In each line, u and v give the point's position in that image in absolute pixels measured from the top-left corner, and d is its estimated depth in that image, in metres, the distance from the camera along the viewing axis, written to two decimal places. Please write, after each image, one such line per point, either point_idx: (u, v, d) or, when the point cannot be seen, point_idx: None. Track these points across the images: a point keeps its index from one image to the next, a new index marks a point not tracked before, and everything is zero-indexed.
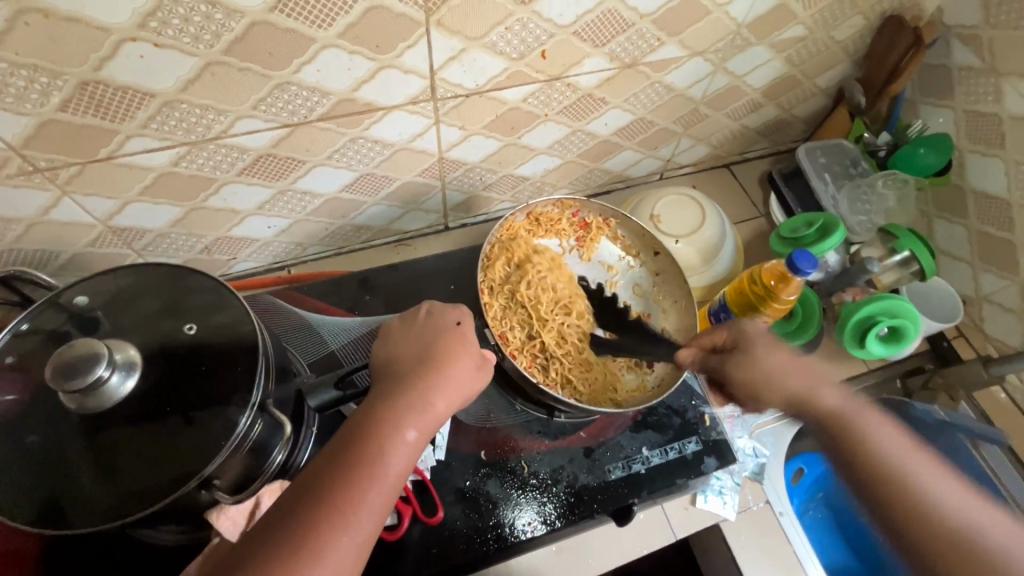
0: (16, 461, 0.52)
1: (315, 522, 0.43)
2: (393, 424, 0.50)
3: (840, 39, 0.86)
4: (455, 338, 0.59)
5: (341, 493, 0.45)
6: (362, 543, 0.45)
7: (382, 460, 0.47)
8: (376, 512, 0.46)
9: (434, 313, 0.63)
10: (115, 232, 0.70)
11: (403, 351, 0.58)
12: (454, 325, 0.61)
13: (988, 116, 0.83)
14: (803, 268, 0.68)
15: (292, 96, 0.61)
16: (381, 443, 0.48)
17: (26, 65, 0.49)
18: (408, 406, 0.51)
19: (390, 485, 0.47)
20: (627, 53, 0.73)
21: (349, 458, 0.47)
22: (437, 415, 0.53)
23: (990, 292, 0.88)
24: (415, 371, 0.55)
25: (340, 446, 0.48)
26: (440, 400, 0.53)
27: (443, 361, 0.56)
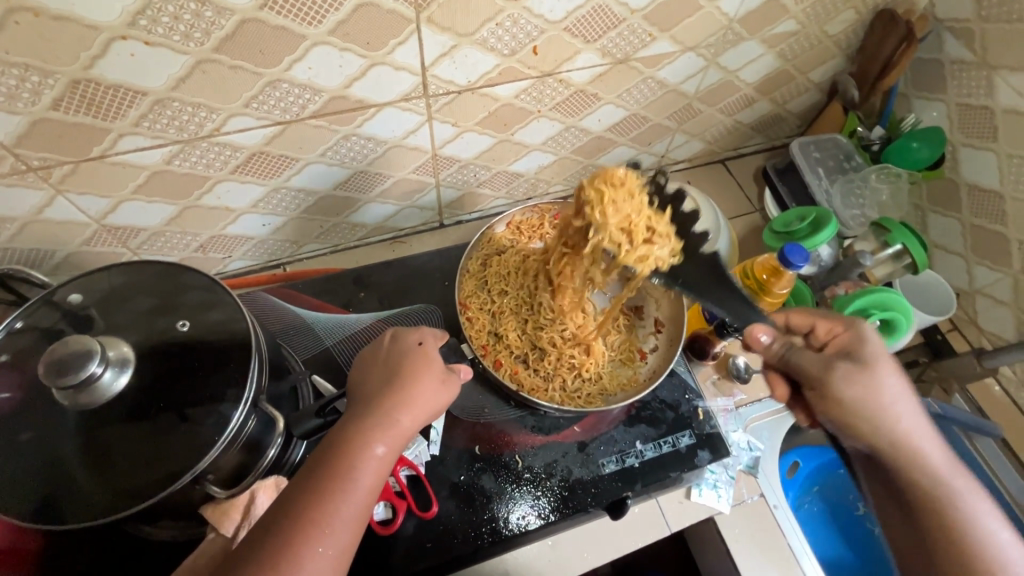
0: (11, 458, 0.52)
1: (289, 538, 0.45)
2: (360, 440, 0.50)
3: (832, 33, 0.86)
4: (417, 355, 0.59)
5: (314, 508, 0.46)
6: (338, 556, 0.46)
7: (351, 476, 0.48)
8: (351, 524, 0.47)
9: (398, 333, 0.62)
10: (109, 231, 0.71)
11: (371, 371, 0.58)
12: (416, 345, 0.60)
13: (980, 110, 0.84)
14: (795, 261, 0.68)
15: (283, 94, 0.61)
16: (350, 460, 0.49)
17: (16, 64, 0.49)
18: (375, 423, 0.52)
19: (360, 500, 0.48)
20: (619, 48, 0.74)
21: (321, 474, 0.48)
22: (404, 430, 0.53)
23: (984, 285, 0.89)
24: (381, 388, 0.55)
25: (315, 463, 0.49)
26: (406, 415, 0.53)
27: (406, 377, 0.56)
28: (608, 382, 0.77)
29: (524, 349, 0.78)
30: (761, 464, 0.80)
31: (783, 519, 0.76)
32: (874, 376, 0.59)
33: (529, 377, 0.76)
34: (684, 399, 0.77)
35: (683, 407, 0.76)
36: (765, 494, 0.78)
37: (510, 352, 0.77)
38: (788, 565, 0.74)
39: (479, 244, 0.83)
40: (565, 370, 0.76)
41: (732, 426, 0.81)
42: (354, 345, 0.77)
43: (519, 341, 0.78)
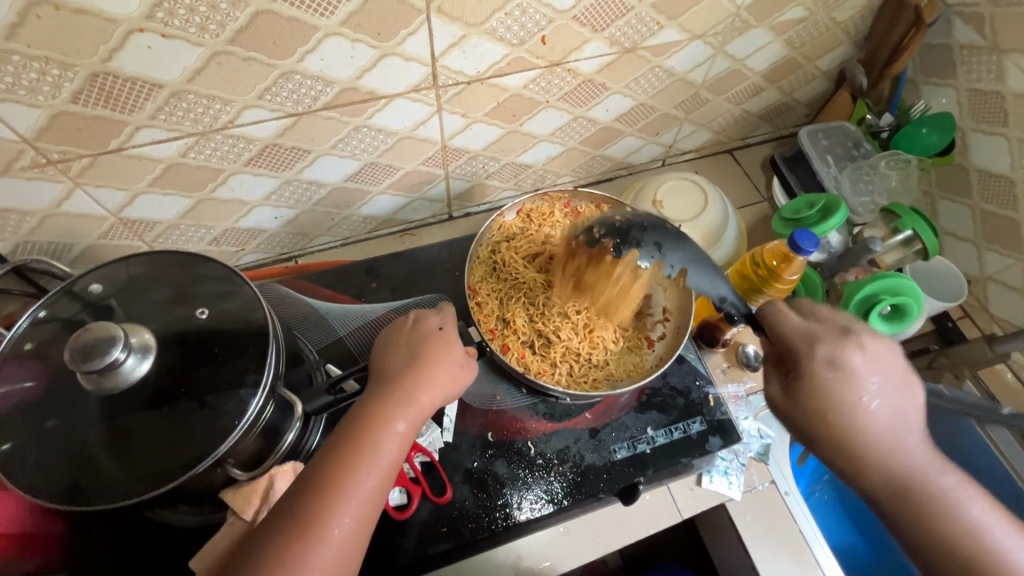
0: (38, 444, 0.54)
1: (313, 508, 0.46)
2: (381, 417, 0.51)
3: (841, 20, 0.86)
4: (436, 338, 0.59)
5: (337, 480, 0.47)
6: (359, 526, 0.47)
7: (372, 451, 0.49)
8: (372, 497, 0.48)
9: (419, 315, 0.63)
10: (126, 224, 0.72)
11: (391, 352, 0.59)
12: (437, 329, 0.61)
13: (990, 95, 0.83)
14: (804, 247, 0.68)
15: (296, 85, 0.62)
16: (371, 435, 0.50)
17: (38, 57, 0.50)
18: (395, 400, 0.53)
19: (381, 473, 0.49)
20: (627, 37, 0.74)
21: (344, 448, 0.49)
22: (423, 408, 0.53)
23: (995, 271, 0.89)
24: (401, 367, 0.56)
25: (336, 438, 0.50)
26: (425, 394, 0.54)
27: (425, 358, 0.57)
28: (614, 369, 0.77)
29: (533, 335, 0.78)
30: (772, 452, 0.80)
31: (794, 506, 0.77)
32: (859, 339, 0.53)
33: (537, 364, 0.75)
34: (694, 385, 0.78)
35: (693, 394, 0.77)
36: (776, 480, 0.78)
37: (517, 338, 0.77)
38: (799, 550, 0.74)
39: (488, 233, 0.82)
40: (573, 355, 0.76)
41: (742, 414, 0.82)
42: (367, 335, 0.78)
43: (527, 327, 0.78)
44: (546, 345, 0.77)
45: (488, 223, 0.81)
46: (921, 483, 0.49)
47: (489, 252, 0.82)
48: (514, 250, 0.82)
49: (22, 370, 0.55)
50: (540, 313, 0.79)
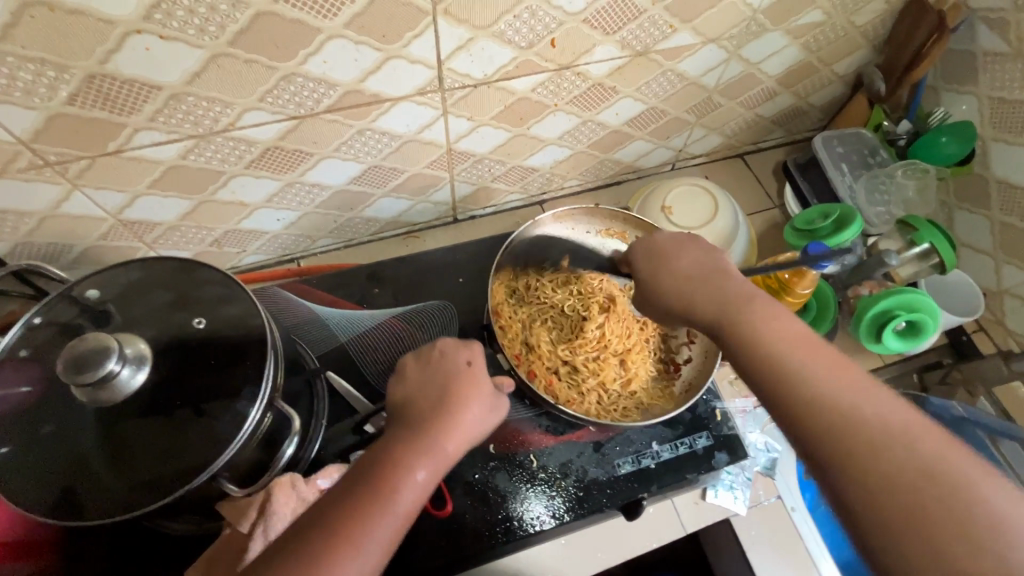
0: (33, 452, 0.53)
1: (326, 554, 0.44)
2: (405, 462, 0.50)
3: (860, 23, 0.83)
4: (465, 381, 0.59)
5: (353, 525, 0.45)
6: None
7: (394, 498, 0.48)
8: (385, 546, 0.46)
9: (447, 348, 0.62)
10: (125, 225, 0.71)
11: (420, 390, 0.58)
12: (465, 365, 0.60)
13: (1014, 103, 0.81)
14: (819, 261, 0.67)
15: (298, 88, 0.61)
16: (393, 481, 0.49)
17: (33, 59, 0.49)
18: (421, 447, 0.52)
19: (399, 523, 0.47)
20: (638, 40, 0.72)
21: (364, 493, 0.47)
22: (447, 457, 0.53)
23: (1013, 286, 0.86)
24: (428, 410, 0.55)
25: (356, 479, 0.49)
26: (451, 442, 0.53)
27: (454, 402, 0.56)
28: (646, 396, 0.76)
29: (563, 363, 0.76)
30: (779, 466, 0.79)
31: (800, 522, 0.75)
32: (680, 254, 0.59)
33: (563, 393, 0.74)
34: (702, 399, 0.76)
35: (701, 408, 0.75)
36: (782, 496, 0.77)
37: (546, 366, 0.76)
38: (804, 569, 0.73)
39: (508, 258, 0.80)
40: (604, 383, 0.75)
41: (749, 427, 0.80)
42: (369, 341, 0.77)
43: (558, 354, 0.77)
44: (577, 372, 0.76)
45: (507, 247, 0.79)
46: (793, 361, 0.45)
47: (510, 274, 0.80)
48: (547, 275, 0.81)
49: (18, 375, 0.55)
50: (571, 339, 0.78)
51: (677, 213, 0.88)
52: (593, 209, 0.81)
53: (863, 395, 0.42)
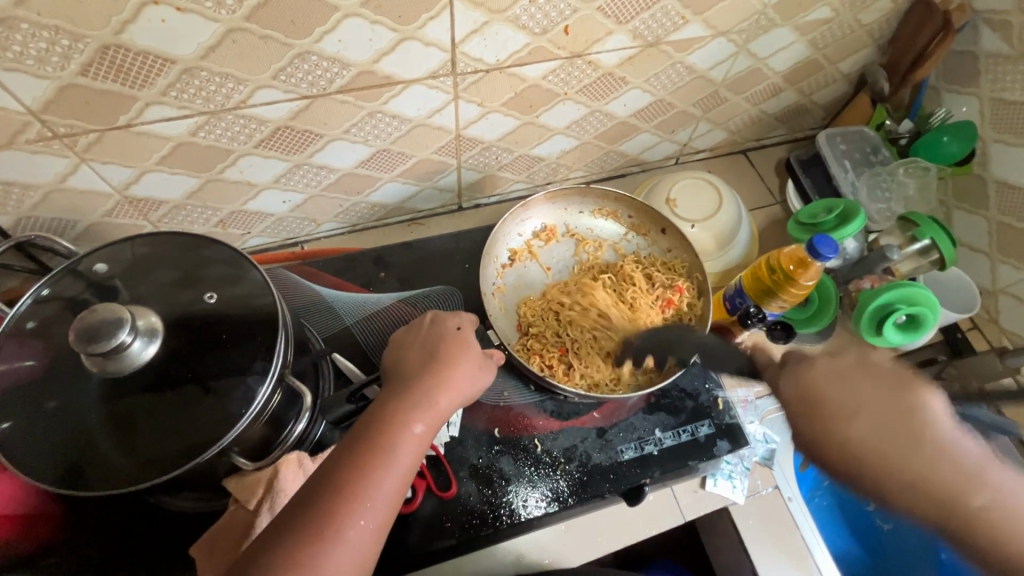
0: (38, 424, 0.52)
1: (332, 509, 0.44)
2: (398, 419, 0.50)
3: (867, 22, 0.84)
4: (455, 341, 0.59)
5: (355, 480, 0.46)
6: (376, 528, 0.46)
7: (391, 452, 0.48)
8: (389, 498, 0.47)
9: (438, 317, 0.63)
10: (131, 202, 0.70)
11: (408, 354, 0.58)
12: (455, 330, 0.61)
13: (1014, 105, 0.82)
14: (824, 252, 0.67)
15: (312, 67, 0.61)
16: (390, 437, 0.49)
17: (47, 27, 0.48)
18: (415, 402, 0.52)
19: (401, 475, 0.48)
20: (650, 31, 0.72)
21: (361, 450, 0.48)
22: (441, 412, 0.53)
23: (1008, 284, 0.88)
24: (421, 371, 0.55)
25: (353, 438, 0.49)
26: (444, 398, 0.53)
27: (445, 362, 0.56)
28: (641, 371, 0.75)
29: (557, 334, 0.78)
30: (777, 457, 0.80)
31: (796, 512, 0.77)
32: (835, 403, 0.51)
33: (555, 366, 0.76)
34: (704, 388, 0.77)
35: (703, 397, 0.76)
36: (780, 486, 0.78)
37: (538, 338, 0.78)
38: (800, 557, 0.74)
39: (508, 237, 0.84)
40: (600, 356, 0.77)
41: (749, 418, 0.81)
42: (374, 325, 0.77)
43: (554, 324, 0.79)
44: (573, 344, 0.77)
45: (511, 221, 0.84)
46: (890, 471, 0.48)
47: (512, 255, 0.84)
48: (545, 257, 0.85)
49: (24, 348, 0.54)
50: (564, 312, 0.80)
51: (681, 204, 0.89)
52: (585, 189, 0.86)
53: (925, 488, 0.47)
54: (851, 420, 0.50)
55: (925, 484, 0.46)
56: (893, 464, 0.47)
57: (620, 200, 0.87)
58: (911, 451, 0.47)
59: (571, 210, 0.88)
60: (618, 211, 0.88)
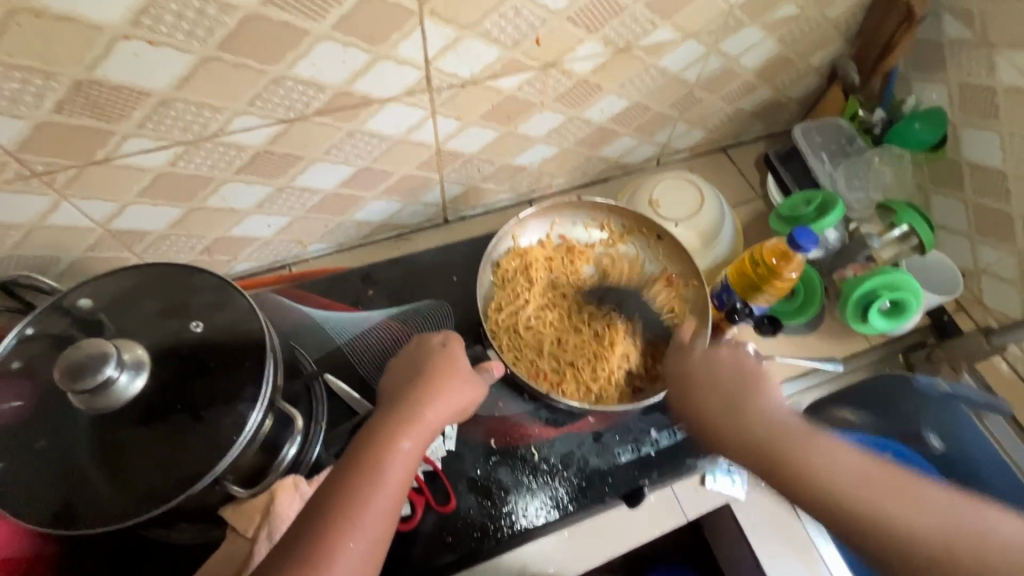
0: (28, 466, 0.52)
1: (322, 534, 0.45)
2: (385, 440, 0.50)
3: (832, 17, 0.86)
4: (443, 354, 0.58)
5: (347, 502, 0.46)
6: (369, 550, 0.46)
7: (378, 473, 0.48)
8: (381, 518, 0.47)
9: (421, 336, 0.62)
10: (114, 235, 0.70)
11: (398, 372, 0.58)
12: (442, 345, 0.60)
13: (981, 89, 0.84)
14: (805, 244, 0.68)
15: (287, 91, 0.61)
16: (379, 455, 0.49)
17: (19, 67, 0.49)
18: (400, 421, 0.52)
19: (388, 496, 0.48)
20: (621, 37, 0.73)
21: (351, 471, 0.48)
22: (430, 425, 0.53)
23: (989, 264, 0.89)
24: (408, 387, 0.55)
25: (345, 459, 0.49)
26: (431, 413, 0.53)
27: (432, 377, 0.56)
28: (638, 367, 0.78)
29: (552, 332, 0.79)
30: None
31: (797, 503, 0.77)
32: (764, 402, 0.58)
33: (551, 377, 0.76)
34: None
35: None
36: None
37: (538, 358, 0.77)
38: (804, 548, 0.74)
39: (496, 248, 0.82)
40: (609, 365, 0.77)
41: None
42: (366, 342, 0.77)
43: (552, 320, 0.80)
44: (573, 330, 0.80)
45: (506, 241, 0.83)
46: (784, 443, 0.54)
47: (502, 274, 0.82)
48: (547, 256, 0.84)
49: (10, 390, 0.54)
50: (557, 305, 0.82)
51: (664, 205, 0.90)
52: (579, 201, 0.85)
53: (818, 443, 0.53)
54: (755, 410, 0.57)
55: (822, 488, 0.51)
56: (795, 459, 0.52)
57: (611, 210, 0.86)
58: (801, 451, 0.53)
59: (564, 221, 0.87)
60: (611, 221, 0.87)
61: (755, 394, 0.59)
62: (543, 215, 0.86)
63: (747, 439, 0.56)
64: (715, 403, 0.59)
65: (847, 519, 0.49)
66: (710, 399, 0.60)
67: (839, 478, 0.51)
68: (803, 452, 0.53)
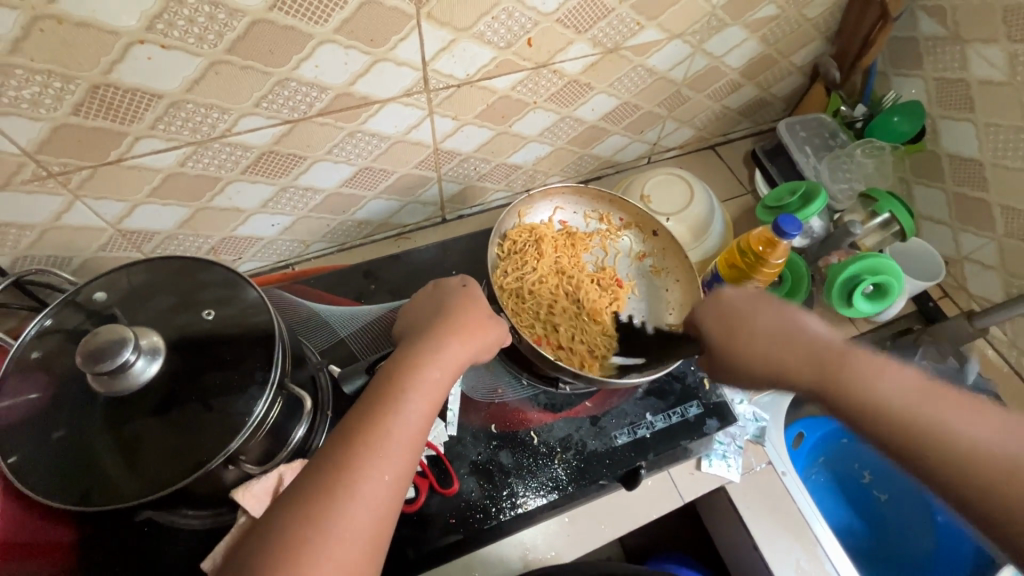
0: (48, 452, 0.54)
1: (353, 454, 0.46)
2: (416, 360, 0.54)
3: (811, 17, 0.90)
4: (462, 295, 0.64)
5: (377, 425, 0.48)
6: (396, 472, 0.47)
7: (411, 386, 0.51)
8: (407, 442, 0.49)
9: (440, 280, 0.68)
10: (124, 235, 0.73)
11: (421, 315, 0.63)
12: (461, 287, 0.66)
13: (956, 83, 0.87)
14: (787, 231, 0.71)
15: (291, 93, 0.64)
16: (407, 383, 0.52)
17: (40, 71, 0.52)
18: (429, 346, 0.56)
19: (416, 420, 0.50)
20: (609, 38, 0.77)
21: (384, 388, 0.51)
22: (456, 358, 0.56)
23: (970, 251, 0.93)
24: (433, 326, 0.59)
25: (373, 390, 0.52)
26: (456, 339, 0.57)
27: (455, 318, 0.60)
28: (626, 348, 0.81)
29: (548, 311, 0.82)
30: (768, 434, 0.82)
31: (791, 485, 0.79)
32: (859, 358, 0.52)
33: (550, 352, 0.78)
34: (691, 370, 0.79)
35: (689, 378, 0.79)
36: (773, 461, 0.80)
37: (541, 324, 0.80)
38: (798, 529, 0.76)
39: (504, 217, 0.83)
40: (603, 339, 0.80)
41: (738, 398, 0.84)
42: (369, 335, 0.79)
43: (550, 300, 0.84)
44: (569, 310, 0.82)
45: (512, 217, 0.84)
46: (901, 420, 0.47)
47: (510, 242, 0.83)
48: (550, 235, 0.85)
49: (28, 380, 0.56)
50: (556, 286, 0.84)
51: (655, 200, 0.93)
52: (581, 188, 0.86)
53: (943, 414, 0.46)
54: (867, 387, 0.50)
55: (959, 456, 0.44)
56: (919, 425, 0.46)
57: (613, 203, 0.87)
58: (916, 413, 0.47)
59: (565, 207, 0.88)
60: (611, 214, 0.88)
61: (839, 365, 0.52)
62: (549, 196, 0.87)
63: (833, 379, 0.51)
64: (797, 359, 0.55)
65: (999, 504, 0.42)
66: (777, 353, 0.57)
67: (974, 440, 0.44)
68: (930, 421, 0.46)
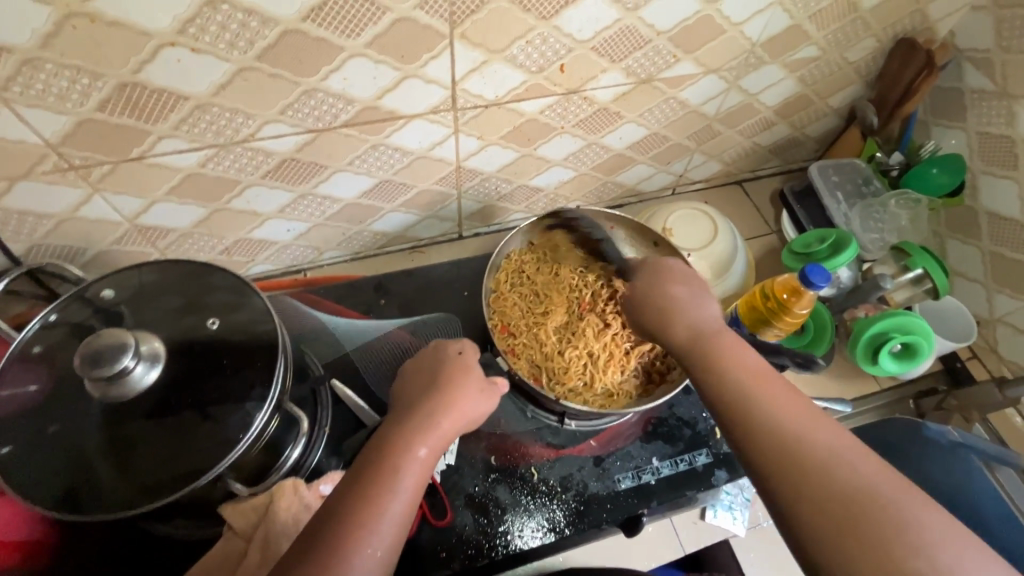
0: (35, 450, 0.53)
1: (339, 539, 0.44)
2: (403, 443, 0.51)
3: (852, 60, 0.87)
4: (457, 365, 0.60)
5: (363, 506, 0.46)
6: (383, 559, 0.45)
7: (393, 475, 0.48)
8: (395, 527, 0.47)
9: (439, 345, 0.64)
10: (140, 230, 0.72)
11: (411, 382, 0.60)
12: (455, 355, 0.61)
13: (999, 138, 0.84)
14: (816, 282, 0.67)
15: (318, 103, 0.63)
16: (394, 461, 0.49)
17: (69, 66, 0.51)
18: (416, 427, 0.52)
19: (400, 506, 0.47)
20: (643, 68, 0.75)
21: (368, 475, 0.48)
22: (445, 432, 0.53)
23: (1005, 313, 0.89)
24: (422, 398, 0.56)
25: (360, 468, 0.49)
26: (446, 418, 0.54)
27: (446, 385, 0.57)
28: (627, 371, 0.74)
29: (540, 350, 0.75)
30: None
31: None
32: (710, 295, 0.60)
33: (546, 381, 0.73)
34: (702, 416, 0.76)
35: (700, 425, 0.75)
36: None
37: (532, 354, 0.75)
38: None
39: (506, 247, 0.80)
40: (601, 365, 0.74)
41: None
42: (374, 351, 0.77)
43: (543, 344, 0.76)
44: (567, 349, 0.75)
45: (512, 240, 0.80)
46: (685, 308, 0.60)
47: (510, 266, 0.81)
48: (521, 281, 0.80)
49: (27, 373, 0.55)
50: (553, 318, 0.77)
51: (678, 234, 0.90)
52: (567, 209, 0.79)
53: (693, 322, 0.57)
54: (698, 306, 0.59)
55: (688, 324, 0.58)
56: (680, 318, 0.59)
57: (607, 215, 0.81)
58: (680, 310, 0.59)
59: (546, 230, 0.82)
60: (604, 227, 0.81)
61: (765, 400, 0.47)
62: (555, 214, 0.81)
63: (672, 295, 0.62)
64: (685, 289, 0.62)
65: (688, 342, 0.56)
66: (735, 372, 0.50)
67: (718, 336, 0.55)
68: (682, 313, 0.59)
